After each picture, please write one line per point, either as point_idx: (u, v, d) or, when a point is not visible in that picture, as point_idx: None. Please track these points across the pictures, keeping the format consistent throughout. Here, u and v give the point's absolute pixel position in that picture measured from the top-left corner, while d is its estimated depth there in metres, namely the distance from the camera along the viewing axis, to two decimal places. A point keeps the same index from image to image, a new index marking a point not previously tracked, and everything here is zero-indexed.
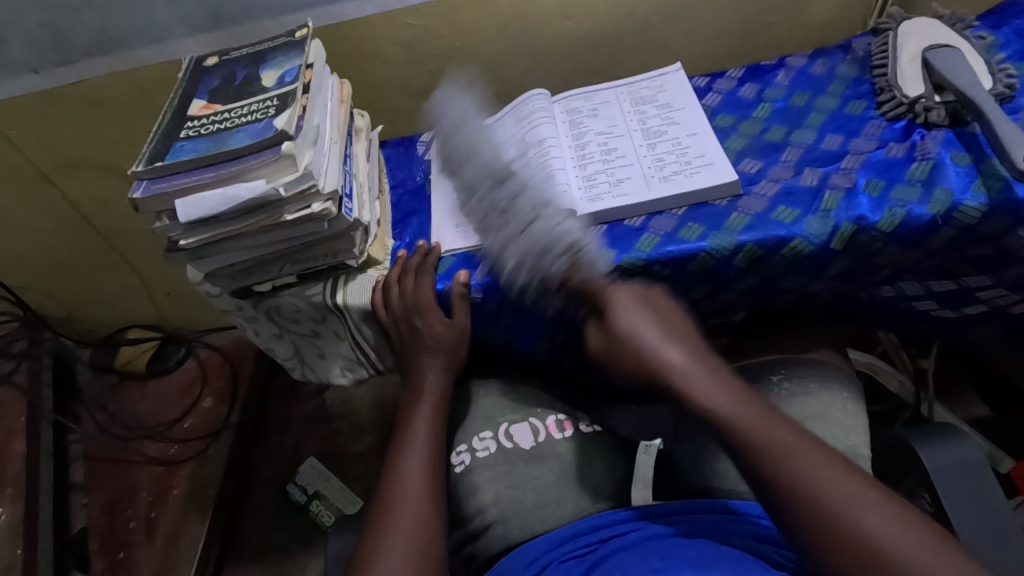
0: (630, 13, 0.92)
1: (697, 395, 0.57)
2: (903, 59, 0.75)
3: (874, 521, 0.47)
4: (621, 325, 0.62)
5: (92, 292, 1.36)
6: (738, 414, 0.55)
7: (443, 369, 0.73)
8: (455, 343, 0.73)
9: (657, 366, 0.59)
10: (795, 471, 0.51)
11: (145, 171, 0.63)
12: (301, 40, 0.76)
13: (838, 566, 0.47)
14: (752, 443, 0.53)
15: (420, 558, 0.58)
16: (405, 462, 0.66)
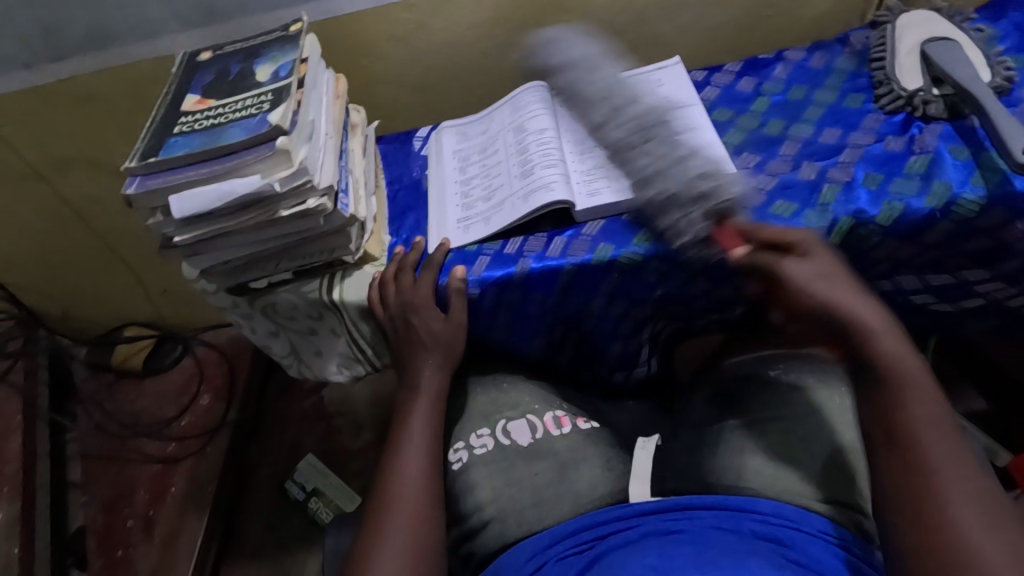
0: (627, 7, 0.91)
1: (887, 359, 0.54)
2: (902, 52, 0.74)
3: (957, 503, 0.49)
4: (812, 266, 0.59)
5: (88, 290, 1.36)
6: (915, 401, 0.53)
7: (440, 365, 0.72)
8: (452, 339, 0.72)
9: (839, 316, 0.56)
10: (939, 479, 0.50)
11: (139, 166, 0.63)
12: (296, 34, 0.76)
13: (904, 514, 0.50)
14: (909, 433, 0.52)
15: (417, 560, 0.58)
16: (402, 461, 0.66)
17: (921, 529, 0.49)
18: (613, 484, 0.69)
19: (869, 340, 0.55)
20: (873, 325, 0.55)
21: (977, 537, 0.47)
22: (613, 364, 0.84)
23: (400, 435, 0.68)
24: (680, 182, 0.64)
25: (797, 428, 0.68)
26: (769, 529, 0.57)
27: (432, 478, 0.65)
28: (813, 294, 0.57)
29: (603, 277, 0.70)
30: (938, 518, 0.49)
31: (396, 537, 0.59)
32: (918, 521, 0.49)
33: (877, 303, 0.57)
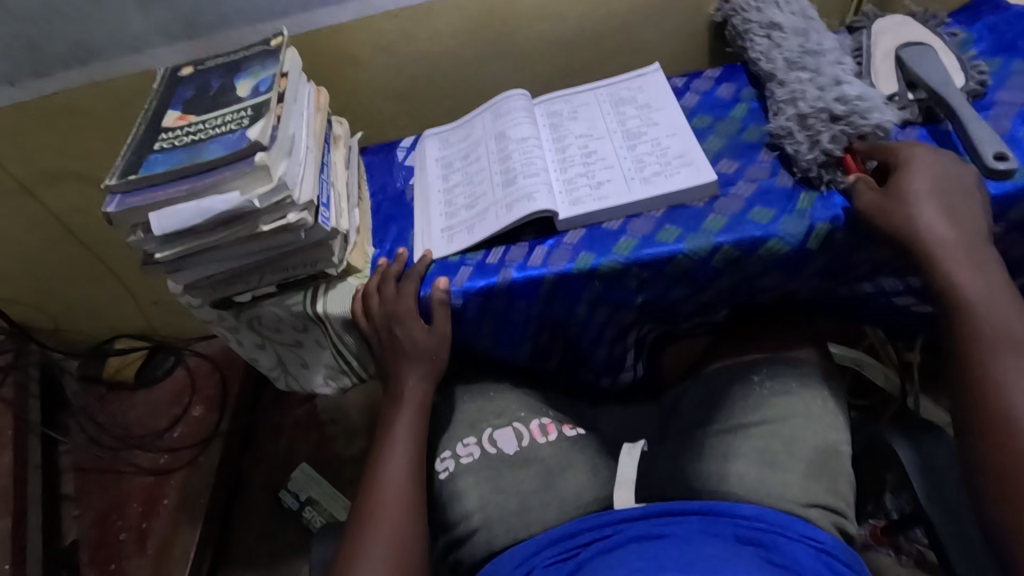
0: (608, 14, 0.92)
1: (967, 301, 0.56)
2: (877, 57, 0.74)
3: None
4: (902, 195, 0.59)
5: (78, 302, 1.36)
6: (1000, 339, 0.54)
7: (423, 377, 0.72)
8: (436, 349, 0.72)
9: (922, 240, 0.58)
10: (1021, 412, 0.52)
11: (119, 184, 0.63)
12: (276, 48, 0.76)
13: (989, 428, 0.53)
14: (994, 371, 0.54)
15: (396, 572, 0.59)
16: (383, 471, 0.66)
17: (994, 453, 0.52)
18: (598, 491, 0.69)
19: (950, 277, 0.57)
20: (955, 266, 0.57)
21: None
22: (599, 370, 0.84)
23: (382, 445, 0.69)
24: (816, 107, 0.69)
25: (781, 431, 0.68)
26: (752, 533, 0.57)
27: (413, 488, 0.65)
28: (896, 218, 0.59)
29: (585, 285, 0.70)
30: (1015, 440, 0.51)
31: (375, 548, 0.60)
32: (996, 445, 0.52)
33: (966, 227, 0.58)
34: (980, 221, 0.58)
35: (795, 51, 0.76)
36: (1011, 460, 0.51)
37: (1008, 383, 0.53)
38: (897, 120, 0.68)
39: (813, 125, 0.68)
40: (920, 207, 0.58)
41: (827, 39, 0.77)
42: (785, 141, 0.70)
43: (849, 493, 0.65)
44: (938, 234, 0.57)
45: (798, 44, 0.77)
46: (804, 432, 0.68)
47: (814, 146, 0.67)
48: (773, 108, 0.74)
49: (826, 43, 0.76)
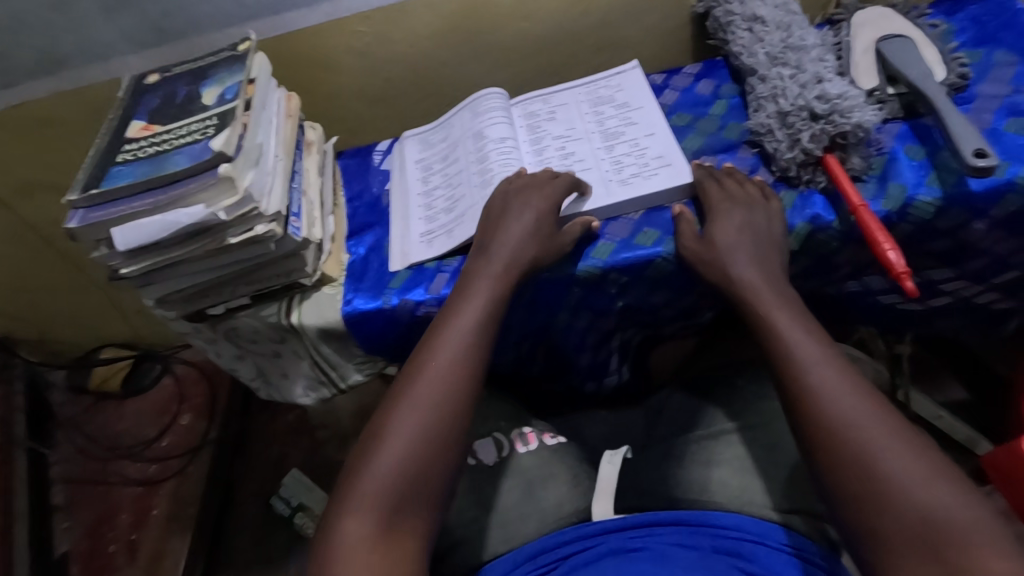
0: (585, 11, 0.90)
1: (768, 322, 0.57)
2: (857, 50, 0.73)
3: (846, 413, 0.49)
4: (714, 243, 0.62)
5: (61, 313, 1.34)
6: (797, 344, 0.54)
7: (485, 303, 0.60)
8: (505, 272, 0.62)
9: (736, 288, 0.60)
10: (830, 408, 0.50)
11: (81, 199, 0.61)
12: (244, 54, 0.74)
13: (811, 436, 0.50)
14: (789, 370, 0.53)
15: (402, 514, 0.50)
16: (414, 394, 0.55)
17: (829, 464, 0.48)
18: (579, 502, 0.68)
19: (754, 304, 0.59)
20: (760, 293, 0.59)
21: (885, 460, 0.46)
22: (583, 374, 0.83)
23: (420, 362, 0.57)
24: (796, 105, 0.67)
25: (765, 437, 0.67)
26: (730, 544, 0.56)
27: (427, 452, 0.52)
28: (715, 274, 0.62)
29: (563, 291, 0.69)
30: (836, 445, 0.48)
31: (375, 477, 0.50)
32: (828, 458, 0.49)
33: (766, 268, 0.61)
34: (778, 260, 0.62)
35: (777, 46, 0.74)
36: (829, 448, 0.49)
37: (804, 378, 0.52)
38: (878, 119, 0.65)
39: (793, 122, 0.66)
40: (728, 254, 0.61)
41: (809, 33, 0.75)
42: (765, 139, 0.69)
43: None
44: (739, 270, 0.60)
45: (780, 38, 0.75)
46: (787, 438, 0.66)
47: (794, 144, 0.66)
48: (754, 105, 0.72)
49: (809, 37, 0.74)
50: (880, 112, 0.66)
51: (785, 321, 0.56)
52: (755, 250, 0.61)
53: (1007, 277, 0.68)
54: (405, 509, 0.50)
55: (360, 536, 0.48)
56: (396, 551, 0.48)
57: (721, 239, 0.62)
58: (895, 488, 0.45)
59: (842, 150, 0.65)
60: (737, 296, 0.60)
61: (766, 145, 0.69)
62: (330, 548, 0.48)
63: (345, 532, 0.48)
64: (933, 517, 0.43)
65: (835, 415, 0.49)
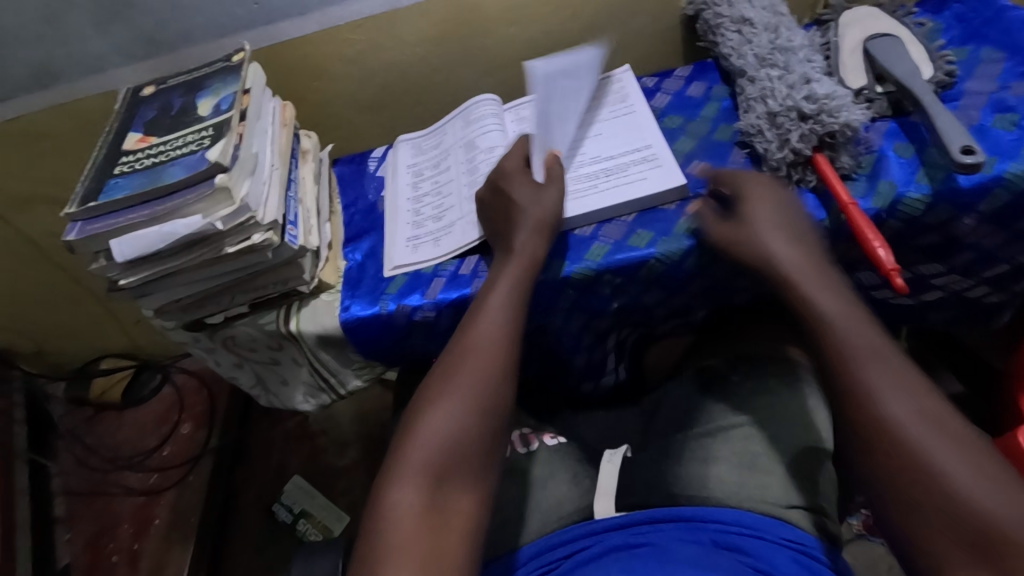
0: (575, 16, 0.91)
1: (819, 312, 0.58)
2: (845, 50, 0.74)
3: (902, 412, 0.51)
4: (749, 218, 0.63)
5: (60, 325, 1.34)
6: (852, 341, 0.55)
7: (516, 288, 0.62)
8: (527, 254, 0.64)
9: (774, 271, 0.61)
10: (887, 406, 0.51)
11: (78, 212, 0.62)
12: (238, 64, 0.75)
13: (863, 431, 0.52)
14: (845, 364, 0.54)
15: (447, 492, 0.52)
16: (456, 380, 0.57)
17: (883, 459, 0.50)
18: (579, 501, 0.68)
19: (797, 290, 0.60)
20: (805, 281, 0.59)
21: (940, 461, 0.48)
22: (580, 375, 0.84)
23: (461, 350, 0.59)
24: (784, 105, 0.67)
25: (761, 434, 0.67)
26: (730, 539, 0.56)
27: (463, 443, 0.54)
28: (751, 254, 0.62)
29: (559, 294, 0.70)
30: (893, 444, 0.50)
31: (419, 455, 0.53)
32: (883, 452, 0.50)
33: (808, 252, 0.61)
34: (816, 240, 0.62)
35: (766, 48, 0.75)
36: (888, 448, 0.50)
37: (860, 374, 0.53)
38: (866, 117, 0.66)
39: (782, 123, 0.67)
40: (763, 237, 0.62)
41: (797, 33, 0.76)
42: (756, 140, 0.70)
43: (830, 491, 0.64)
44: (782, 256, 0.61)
45: (768, 40, 0.76)
46: (783, 433, 0.67)
47: (784, 144, 0.67)
48: (744, 106, 0.73)
49: (797, 38, 0.75)
50: (867, 112, 0.67)
51: (831, 308, 0.57)
52: (791, 236, 0.62)
53: (998, 270, 0.69)
54: (447, 489, 0.52)
55: (408, 513, 0.50)
56: (442, 526, 0.50)
57: (760, 221, 0.63)
58: (952, 492, 0.47)
59: (828, 151, 0.66)
60: (777, 282, 0.61)
61: (756, 145, 0.70)
62: (381, 520, 0.50)
63: (395, 503, 0.51)
64: (990, 522, 0.45)
65: (890, 413, 0.51)
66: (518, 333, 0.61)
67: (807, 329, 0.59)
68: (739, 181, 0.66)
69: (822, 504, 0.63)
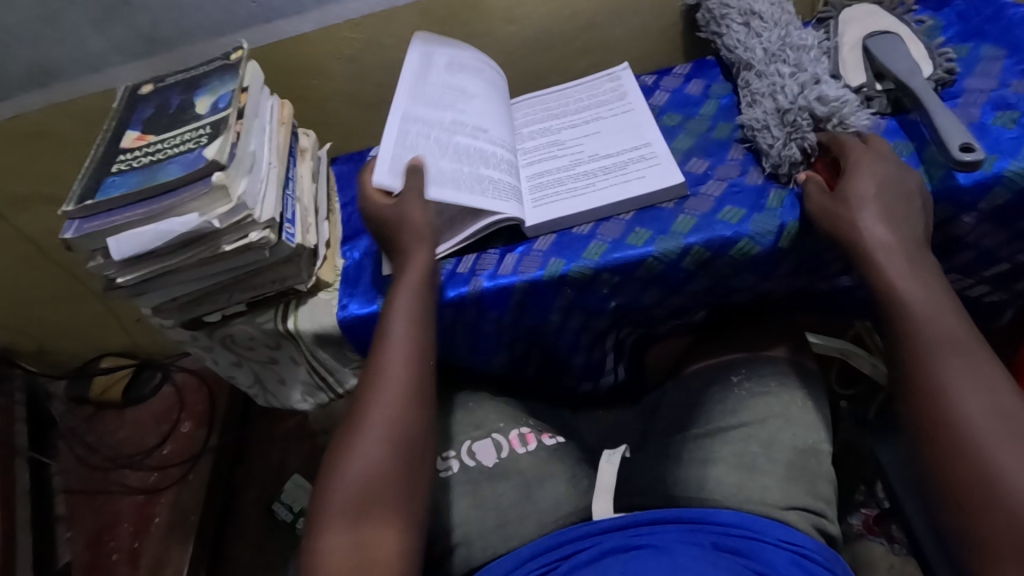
0: (574, 14, 0.91)
1: (901, 296, 0.56)
2: (845, 47, 0.73)
3: (971, 410, 0.50)
4: (849, 192, 0.60)
5: (60, 323, 1.34)
6: (947, 328, 0.54)
7: (412, 321, 0.63)
8: (418, 286, 0.65)
9: (853, 244, 0.59)
10: (957, 403, 0.51)
11: (75, 210, 0.61)
12: (236, 63, 0.75)
13: (928, 424, 0.51)
14: (920, 354, 0.54)
15: (370, 528, 0.54)
16: (372, 416, 0.59)
17: (943, 455, 0.50)
18: (577, 501, 0.68)
19: (884, 275, 0.57)
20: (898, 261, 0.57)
21: (1003, 462, 0.47)
22: (579, 375, 0.83)
23: (376, 383, 0.61)
24: (797, 103, 0.68)
25: (760, 433, 0.67)
26: (729, 541, 0.56)
27: (379, 481, 0.56)
28: (838, 223, 0.60)
29: (556, 292, 0.69)
30: (956, 440, 0.50)
31: (340, 499, 0.55)
32: (944, 448, 0.50)
33: (905, 230, 0.58)
34: (918, 218, 0.59)
35: (776, 44, 0.75)
36: (960, 442, 0.50)
37: (932, 367, 0.53)
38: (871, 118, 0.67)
39: (794, 120, 0.67)
40: (860, 206, 0.59)
41: (807, 33, 0.75)
42: (759, 135, 0.69)
43: (830, 491, 0.64)
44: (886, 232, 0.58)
45: (779, 36, 0.75)
46: (782, 433, 0.67)
47: (791, 141, 0.67)
48: (750, 100, 0.73)
49: (808, 37, 0.74)
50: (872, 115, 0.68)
51: (917, 292, 0.55)
52: (889, 211, 0.59)
53: (999, 269, 0.69)
54: (368, 523, 0.54)
55: (335, 553, 0.52)
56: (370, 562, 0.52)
57: (860, 189, 0.60)
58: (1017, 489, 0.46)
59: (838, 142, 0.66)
60: (865, 259, 0.58)
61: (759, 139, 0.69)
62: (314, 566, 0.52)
63: (323, 548, 0.53)
64: None
65: (960, 411, 0.50)
66: (422, 362, 0.62)
67: (884, 312, 0.57)
68: (847, 150, 0.63)
69: (821, 505, 0.63)
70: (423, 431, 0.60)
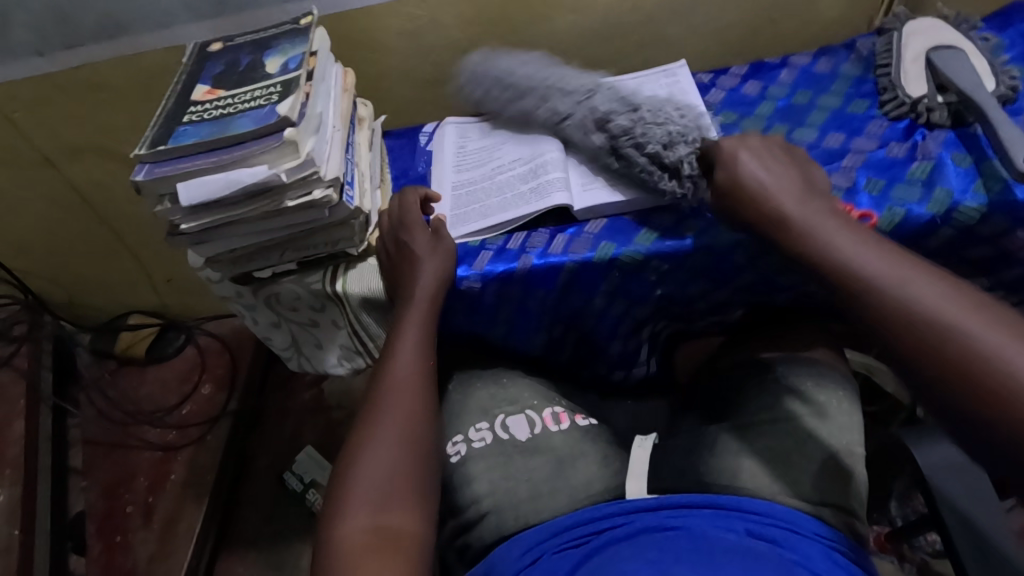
0: (636, 8, 0.92)
1: (819, 236, 0.56)
2: (907, 59, 0.76)
3: (920, 287, 0.50)
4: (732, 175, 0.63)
5: (94, 277, 1.37)
6: (844, 249, 0.55)
7: (423, 331, 0.66)
8: (432, 299, 0.67)
9: (762, 203, 0.60)
10: (893, 291, 0.50)
11: (148, 154, 0.63)
12: (306, 27, 0.76)
13: (874, 313, 0.51)
14: (842, 266, 0.54)
15: (390, 516, 0.55)
16: (385, 419, 0.61)
17: (899, 338, 0.49)
18: (610, 480, 0.68)
19: (794, 228, 0.58)
20: (789, 210, 0.59)
21: (966, 325, 0.47)
22: (612, 363, 0.86)
23: (383, 393, 0.63)
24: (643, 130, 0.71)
25: (795, 430, 0.67)
26: (763, 529, 0.56)
27: (400, 477, 0.57)
28: (748, 191, 0.61)
29: (603, 276, 0.71)
30: (903, 322, 0.49)
31: (360, 490, 0.56)
32: (898, 331, 0.49)
33: (790, 180, 0.61)
34: (794, 172, 0.62)
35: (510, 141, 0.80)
36: (872, 311, 0.51)
37: (863, 266, 0.53)
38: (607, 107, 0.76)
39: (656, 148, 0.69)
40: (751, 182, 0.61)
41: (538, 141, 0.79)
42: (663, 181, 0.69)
43: (861, 492, 0.64)
44: (770, 182, 0.60)
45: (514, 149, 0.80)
46: (817, 432, 0.67)
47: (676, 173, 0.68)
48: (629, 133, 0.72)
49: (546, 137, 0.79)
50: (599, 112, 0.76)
51: (818, 226, 0.57)
52: (774, 177, 0.62)
53: None
54: (390, 510, 0.55)
55: (356, 539, 0.53)
56: (390, 548, 0.53)
57: (764, 160, 0.63)
58: (957, 340, 0.46)
59: (663, 147, 0.69)
60: (774, 226, 0.59)
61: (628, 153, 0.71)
62: (332, 550, 0.52)
63: (345, 532, 0.53)
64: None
65: (907, 293, 0.50)
66: (433, 369, 0.66)
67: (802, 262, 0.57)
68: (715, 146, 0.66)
69: (852, 505, 0.62)
70: (434, 434, 0.62)
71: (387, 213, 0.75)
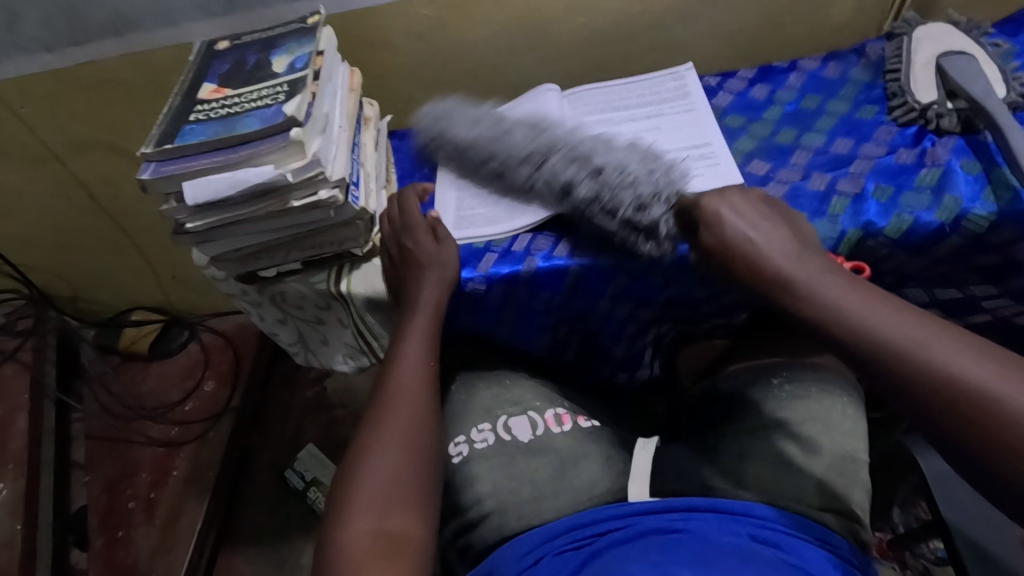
0: (644, 10, 0.91)
1: (817, 295, 0.55)
2: (917, 64, 0.75)
3: (928, 345, 0.49)
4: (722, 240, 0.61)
5: (99, 272, 1.37)
6: (848, 308, 0.53)
7: (426, 337, 0.66)
8: (436, 305, 0.67)
9: (759, 266, 0.59)
10: (902, 351, 0.50)
11: (154, 152, 0.63)
12: (314, 26, 0.76)
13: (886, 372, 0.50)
14: (849, 330, 0.53)
15: (394, 521, 0.55)
16: (388, 424, 0.61)
17: (917, 401, 0.48)
18: (613, 482, 0.68)
19: (794, 288, 0.56)
20: (787, 271, 0.57)
21: (983, 382, 0.46)
22: (616, 365, 0.86)
23: (387, 397, 0.63)
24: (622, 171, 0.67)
25: (799, 435, 0.67)
26: (767, 534, 0.56)
27: (403, 482, 0.57)
28: (745, 257, 0.59)
29: (609, 278, 0.71)
30: (917, 385, 0.48)
31: (363, 495, 0.56)
32: (916, 390, 0.48)
33: (783, 236, 0.60)
34: (784, 227, 0.60)
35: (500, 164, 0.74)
36: (885, 373, 0.50)
37: (865, 328, 0.52)
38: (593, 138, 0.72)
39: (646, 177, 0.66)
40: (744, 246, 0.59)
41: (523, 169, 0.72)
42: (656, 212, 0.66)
43: (865, 498, 0.64)
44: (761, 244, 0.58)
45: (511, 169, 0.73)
46: (821, 437, 0.67)
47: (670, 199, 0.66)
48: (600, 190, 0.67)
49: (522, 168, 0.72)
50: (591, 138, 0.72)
51: (814, 285, 0.56)
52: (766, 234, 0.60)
53: None
54: (394, 514, 0.55)
55: (360, 543, 0.53)
56: (394, 552, 0.53)
57: (745, 220, 0.61)
58: (968, 397, 0.46)
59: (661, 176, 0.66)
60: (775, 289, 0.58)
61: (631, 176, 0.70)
62: (336, 554, 0.52)
63: (349, 536, 0.53)
64: None
65: (919, 352, 0.49)
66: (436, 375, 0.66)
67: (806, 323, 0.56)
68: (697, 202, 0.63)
69: (856, 510, 0.62)
70: (438, 439, 0.62)
71: (389, 213, 0.75)
